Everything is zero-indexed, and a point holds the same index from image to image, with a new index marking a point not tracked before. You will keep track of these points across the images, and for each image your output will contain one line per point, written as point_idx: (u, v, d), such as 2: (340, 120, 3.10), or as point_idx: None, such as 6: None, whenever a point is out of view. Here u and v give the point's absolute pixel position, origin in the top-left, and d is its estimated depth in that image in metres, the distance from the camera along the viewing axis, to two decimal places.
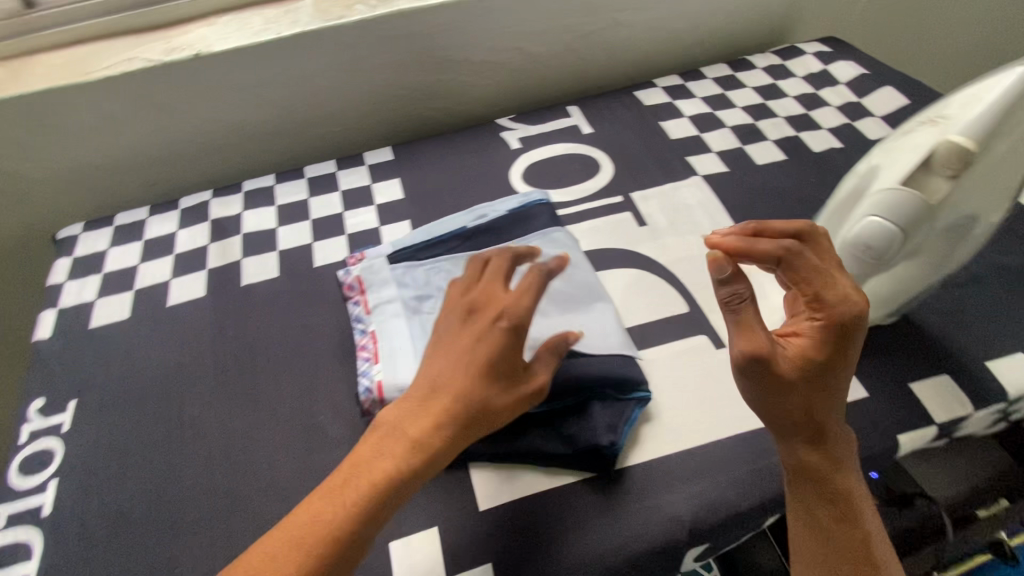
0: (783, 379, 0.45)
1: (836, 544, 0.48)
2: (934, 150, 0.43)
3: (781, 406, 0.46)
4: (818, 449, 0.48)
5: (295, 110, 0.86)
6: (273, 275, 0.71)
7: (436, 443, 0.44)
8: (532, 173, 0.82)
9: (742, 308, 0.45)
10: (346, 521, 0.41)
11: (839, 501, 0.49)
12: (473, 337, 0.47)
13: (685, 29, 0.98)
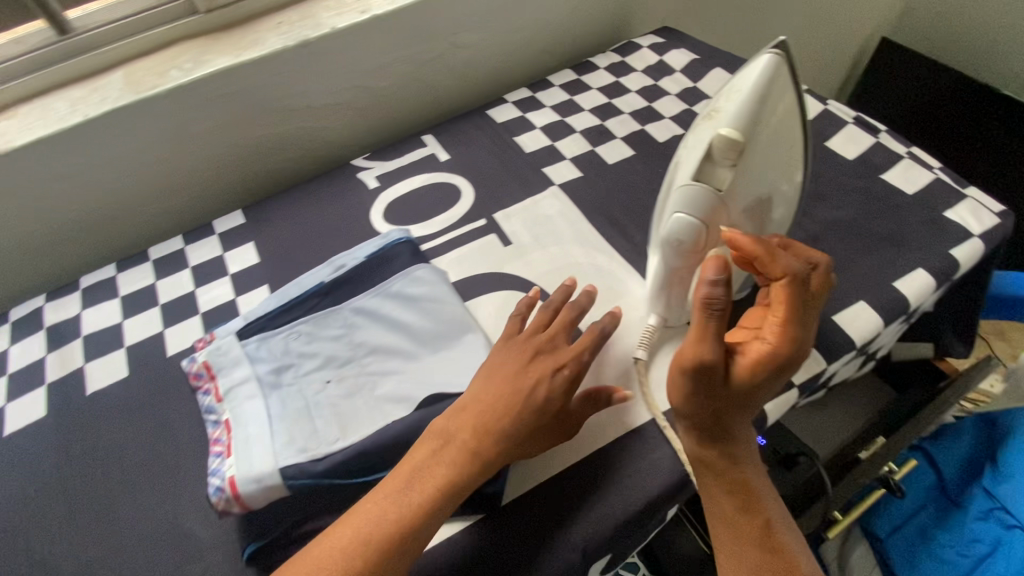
0: (719, 388, 0.45)
1: (744, 539, 0.47)
2: (710, 146, 0.45)
3: (703, 411, 0.46)
4: (724, 448, 0.48)
5: (128, 190, 0.79)
6: (123, 375, 0.66)
7: (469, 478, 0.49)
8: (392, 212, 0.80)
9: (711, 315, 0.45)
10: (388, 535, 0.46)
11: (741, 495, 0.48)
12: (540, 377, 0.53)
13: (525, 41, 0.99)
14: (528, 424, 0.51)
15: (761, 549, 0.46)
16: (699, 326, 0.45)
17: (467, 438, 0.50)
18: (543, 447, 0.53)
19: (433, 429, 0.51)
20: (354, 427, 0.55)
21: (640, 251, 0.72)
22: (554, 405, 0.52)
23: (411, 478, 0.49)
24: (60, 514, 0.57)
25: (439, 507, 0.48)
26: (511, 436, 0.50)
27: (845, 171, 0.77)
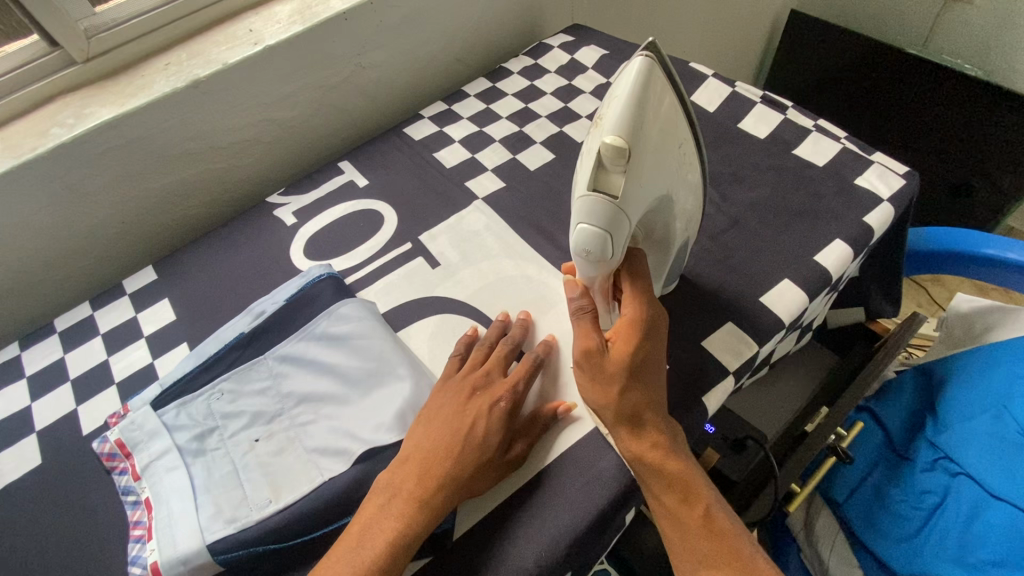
0: (613, 373, 0.49)
1: (687, 531, 0.47)
2: (600, 154, 0.45)
3: (609, 400, 0.49)
4: (648, 440, 0.49)
5: (22, 261, 0.74)
6: (35, 462, 0.61)
7: (419, 526, 0.48)
8: (313, 247, 0.77)
9: (580, 315, 0.53)
10: None
11: (679, 488, 0.48)
12: (478, 413, 0.53)
13: (434, 54, 0.97)
14: (468, 461, 0.50)
15: (705, 538, 0.47)
16: (576, 327, 0.53)
17: (412, 488, 0.49)
18: (490, 485, 0.52)
19: (377, 483, 0.51)
20: (287, 485, 0.52)
21: (569, 256, 0.72)
22: (495, 440, 0.52)
23: (361, 536, 0.48)
24: None
25: (393, 563, 0.47)
26: (455, 477, 0.50)
27: (759, 151, 0.78)
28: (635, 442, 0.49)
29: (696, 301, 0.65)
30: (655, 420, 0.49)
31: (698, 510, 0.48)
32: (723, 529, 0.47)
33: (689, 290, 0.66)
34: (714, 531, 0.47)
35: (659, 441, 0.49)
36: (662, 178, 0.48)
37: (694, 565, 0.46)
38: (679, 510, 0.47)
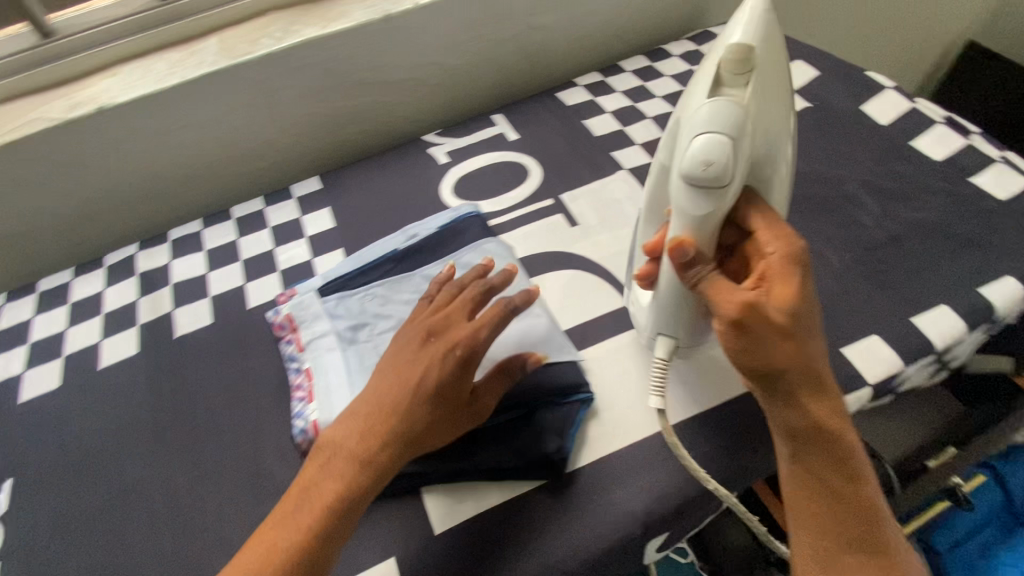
0: (781, 335, 0.44)
1: (840, 509, 0.46)
2: (721, 61, 0.47)
3: (777, 363, 0.44)
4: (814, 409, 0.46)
5: (214, 151, 0.84)
6: (207, 322, 0.70)
7: (364, 484, 0.47)
8: (461, 187, 0.82)
9: (704, 277, 0.46)
10: (292, 547, 0.45)
11: (840, 462, 0.46)
12: (431, 361, 0.50)
13: (599, 25, 0.99)
14: (417, 417, 0.49)
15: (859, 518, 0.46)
16: (711, 286, 0.46)
17: (352, 447, 0.48)
18: (452, 435, 0.50)
19: (320, 441, 0.50)
20: None
21: None
22: (455, 390, 0.50)
23: (305, 489, 0.48)
24: (150, 443, 0.61)
25: (343, 517, 0.47)
26: (397, 437, 0.48)
27: (931, 172, 0.74)
28: (815, 406, 0.46)
29: (841, 307, 0.63)
30: (828, 386, 0.47)
31: (857, 487, 0.46)
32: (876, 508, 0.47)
33: (835, 295, 0.64)
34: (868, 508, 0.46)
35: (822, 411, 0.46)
36: (773, 118, 0.48)
37: (840, 547, 0.46)
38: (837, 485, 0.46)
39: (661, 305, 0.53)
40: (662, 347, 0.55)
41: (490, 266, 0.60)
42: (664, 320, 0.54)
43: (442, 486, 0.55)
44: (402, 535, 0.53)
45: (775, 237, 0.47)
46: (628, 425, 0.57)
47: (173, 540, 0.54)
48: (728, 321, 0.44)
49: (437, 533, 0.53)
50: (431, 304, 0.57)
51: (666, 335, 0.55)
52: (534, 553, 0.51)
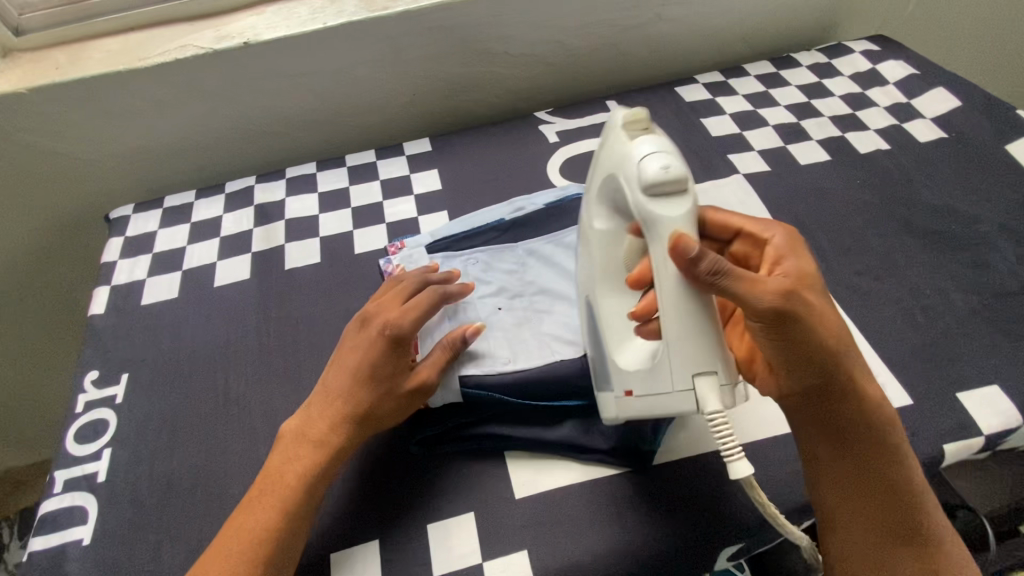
0: (812, 310, 0.45)
1: (878, 499, 0.47)
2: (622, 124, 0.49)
3: (810, 345, 0.46)
4: (848, 386, 0.47)
5: (336, 99, 0.87)
6: (316, 261, 0.74)
7: (326, 465, 0.50)
8: (570, 167, 0.82)
9: (731, 272, 0.43)
10: (269, 521, 0.47)
11: (876, 443, 0.47)
12: (363, 346, 0.54)
13: (728, 25, 0.96)
14: (362, 397, 0.52)
15: (897, 503, 0.47)
16: (743, 283, 0.44)
17: (316, 431, 0.51)
18: (386, 413, 0.53)
19: (281, 432, 0.53)
20: (524, 354, 0.58)
21: (825, 259, 0.69)
22: (385, 369, 0.53)
23: (279, 467, 0.50)
24: (254, 362, 0.65)
25: (305, 495, 0.49)
26: (351, 415, 0.52)
27: None
28: (860, 388, 0.48)
29: (961, 349, 0.60)
30: (863, 367, 0.49)
31: (893, 471, 0.47)
32: (915, 489, 0.47)
33: (955, 336, 0.61)
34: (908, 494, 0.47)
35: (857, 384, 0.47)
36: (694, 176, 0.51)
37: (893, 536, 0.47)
38: (872, 473, 0.47)
39: (678, 347, 0.44)
40: (707, 391, 0.44)
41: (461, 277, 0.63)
42: (691, 358, 0.44)
43: (527, 453, 0.57)
44: (482, 493, 0.54)
45: (768, 226, 0.52)
46: None
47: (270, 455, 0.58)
48: (765, 309, 0.44)
49: (518, 497, 0.54)
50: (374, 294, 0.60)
51: (702, 373, 0.44)
52: (614, 536, 0.51)
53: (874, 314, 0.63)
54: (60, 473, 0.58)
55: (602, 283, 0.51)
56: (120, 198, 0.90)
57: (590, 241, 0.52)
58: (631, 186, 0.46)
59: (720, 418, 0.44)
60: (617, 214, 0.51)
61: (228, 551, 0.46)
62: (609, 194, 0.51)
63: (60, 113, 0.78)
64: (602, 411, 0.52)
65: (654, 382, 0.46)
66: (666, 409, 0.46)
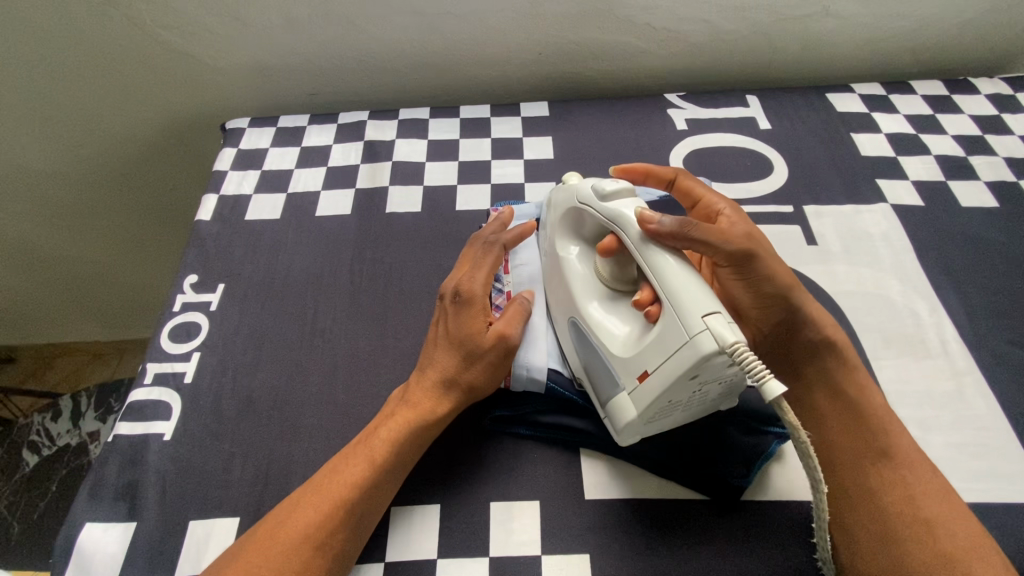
0: (767, 250, 0.51)
1: (845, 425, 0.50)
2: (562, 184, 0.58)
3: (770, 285, 0.51)
4: (807, 325, 0.52)
5: (462, 45, 0.82)
6: (417, 209, 0.72)
7: (421, 430, 0.50)
8: (696, 160, 0.76)
9: (690, 226, 0.47)
10: (362, 472, 0.47)
11: (836, 378, 0.52)
12: (442, 319, 0.54)
13: (903, 33, 0.85)
14: (446, 363, 0.51)
15: (865, 435, 0.49)
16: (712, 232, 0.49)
17: (415, 397, 0.51)
18: (474, 376, 0.51)
19: (390, 397, 0.53)
20: None
21: (974, 317, 0.61)
22: (462, 331, 0.51)
23: (378, 426, 0.50)
24: (344, 299, 0.65)
25: (398, 457, 0.48)
26: (441, 380, 0.51)
27: None
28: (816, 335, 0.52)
29: None
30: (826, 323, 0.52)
31: (855, 400, 0.50)
32: (885, 423, 0.49)
33: None
34: (872, 423, 0.49)
35: (820, 319, 0.52)
36: None
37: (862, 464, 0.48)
38: (835, 410, 0.51)
39: (678, 299, 0.43)
40: (721, 327, 0.40)
41: (512, 214, 0.62)
42: (689, 303, 0.42)
43: (603, 455, 0.54)
44: (551, 483, 0.52)
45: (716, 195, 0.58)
46: None
47: (346, 396, 0.57)
48: (731, 251, 0.49)
49: (587, 497, 0.51)
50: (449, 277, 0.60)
51: (711, 313, 0.41)
52: (680, 560, 0.48)
53: (1020, 392, 0.56)
54: (151, 366, 0.60)
55: (582, 298, 0.52)
56: (237, 110, 0.91)
57: (563, 265, 0.55)
58: (591, 204, 0.52)
59: (742, 347, 0.39)
60: (583, 240, 0.56)
61: (321, 493, 0.46)
62: (571, 224, 0.57)
63: (194, 15, 0.78)
64: (619, 421, 0.46)
65: (667, 342, 0.43)
66: (688, 362, 0.41)
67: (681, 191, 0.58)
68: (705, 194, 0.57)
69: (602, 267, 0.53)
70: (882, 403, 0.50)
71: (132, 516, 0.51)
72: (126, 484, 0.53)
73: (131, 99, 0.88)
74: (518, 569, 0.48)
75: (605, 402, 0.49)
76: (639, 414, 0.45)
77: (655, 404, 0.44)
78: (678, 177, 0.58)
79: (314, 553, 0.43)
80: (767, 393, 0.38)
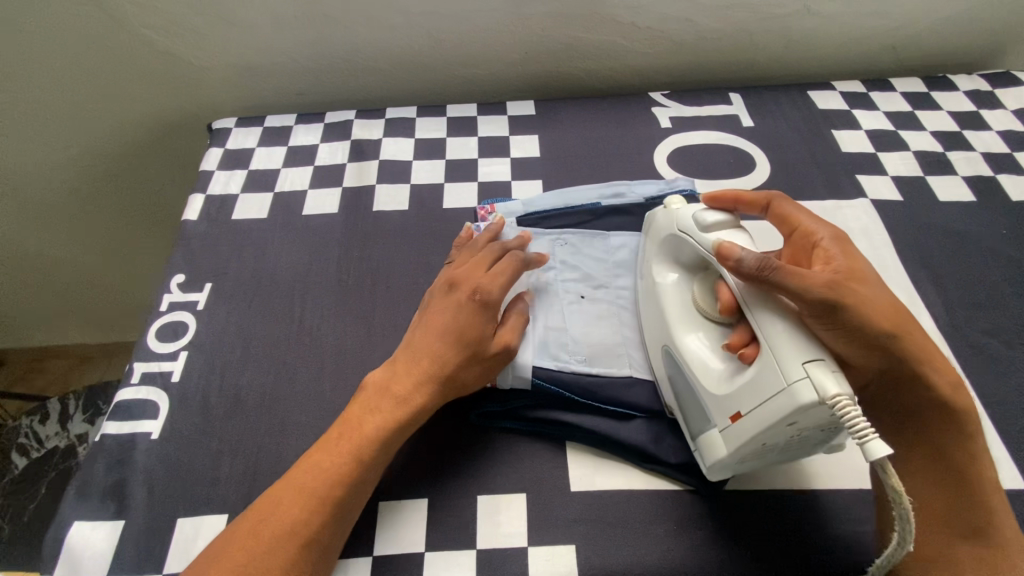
0: (864, 297, 0.44)
1: (940, 488, 0.45)
2: (660, 210, 0.57)
3: (865, 337, 0.44)
4: (914, 378, 0.46)
5: (448, 44, 0.83)
6: (404, 208, 0.73)
7: (405, 421, 0.50)
8: (679, 157, 0.77)
9: (772, 265, 0.44)
10: (345, 466, 0.47)
11: (938, 438, 0.46)
12: (453, 309, 0.53)
13: (882, 31, 0.86)
14: (447, 358, 0.51)
15: (957, 499, 0.45)
16: (794, 277, 0.43)
17: (405, 389, 0.51)
18: (473, 379, 0.52)
19: (364, 383, 0.53)
20: (602, 355, 0.57)
21: (951, 309, 0.62)
22: (473, 331, 0.52)
23: (358, 418, 0.50)
24: (332, 297, 0.65)
25: (380, 451, 0.49)
26: (437, 374, 0.51)
27: None
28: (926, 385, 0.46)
29: None
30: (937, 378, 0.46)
31: (960, 467, 0.45)
32: (990, 499, 0.44)
33: None
34: (980, 498, 0.44)
35: (932, 374, 0.46)
36: None
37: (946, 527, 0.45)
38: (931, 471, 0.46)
39: (777, 344, 0.42)
40: (822, 376, 0.39)
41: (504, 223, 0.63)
42: (788, 350, 0.41)
43: (589, 448, 0.54)
44: (537, 477, 0.53)
45: (821, 224, 0.51)
46: (798, 470, 0.52)
47: (334, 393, 0.58)
48: (817, 299, 0.43)
49: (572, 489, 0.52)
50: (455, 263, 0.59)
51: (810, 360, 0.40)
52: (662, 548, 0.49)
53: (996, 382, 0.57)
54: (138, 365, 0.60)
55: (677, 327, 0.51)
56: (224, 110, 0.91)
57: (659, 292, 0.54)
58: (689, 233, 0.51)
59: (844, 401, 0.38)
60: (681, 266, 0.55)
61: (306, 487, 0.46)
62: (669, 250, 0.55)
63: (180, 15, 0.78)
64: (711, 456, 0.47)
65: (760, 387, 0.42)
66: (784, 411, 0.40)
67: (777, 217, 0.53)
68: (804, 221, 0.51)
69: (702, 300, 0.51)
70: (992, 475, 0.45)
71: (120, 514, 0.51)
72: (113, 483, 0.53)
73: (117, 99, 0.88)
74: (504, 562, 0.48)
75: (696, 434, 0.50)
76: (731, 454, 0.45)
77: (747, 445, 0.44)
78: (772, 203, 0.53)
79: (301, 549, 0.44)
80: (868, 452, 0.38)
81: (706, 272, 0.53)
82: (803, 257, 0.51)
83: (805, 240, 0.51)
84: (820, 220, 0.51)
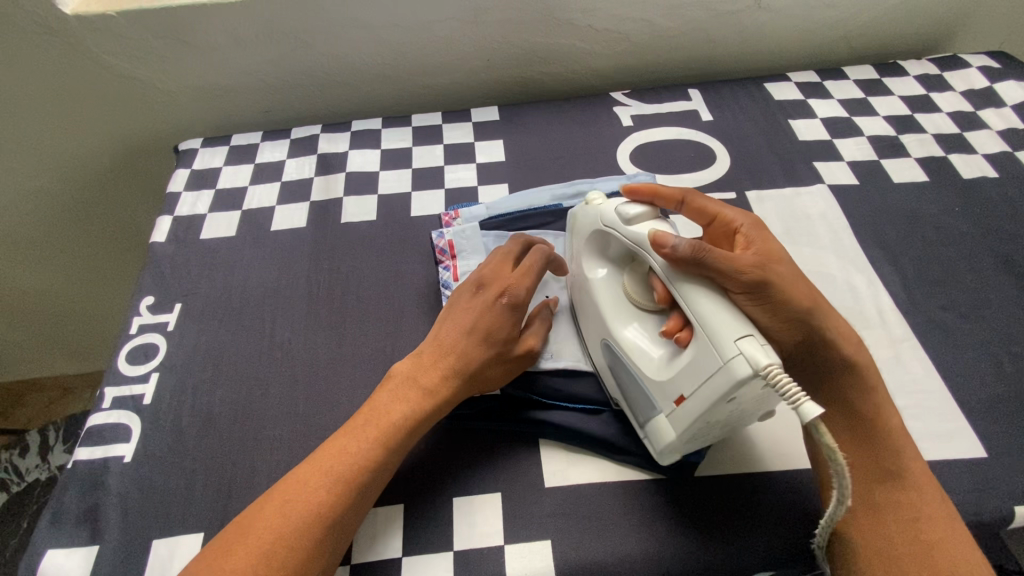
0: (779, 271, 0.47)
1: (862, 449, 0.47)
2: (587, 204, 0.57)
3: (782, 306, 0.46)
4: (824, 346, 0.48)
5: (410, 56, 0.84)
6: (371, 218, 0.73)
7: (430, 413, 0.51)
8: (641, 154, 0.78)
9: (704, 249, 0.45)
10: (368, 454, 0.48)
11: (853, 404, 0.48)
12: (485, 308, 0.54)
13: (833, 22, 0.88)
14: (474, 355, 0.52)
15: (876, 456, 0.47)
16: (717, 261, 0.45)
17: (428, 382, 0.52)
18: (499, 381, 0.54)
19: (390, 373, 0.53)
20: (567, 351, 0.58)
21: (909, 286, 0.64)
22: (502, 333, 0.53)
23: (373, 415, 0.50)
24: (302, 311, 0.65)
25: (399, 442, 0.49)
26: (461, 371, 0.52)
27: None
28: (832, 354, 0.48)
29: None
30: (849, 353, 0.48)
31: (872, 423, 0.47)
32: (897, 447, 0.47)
33: None
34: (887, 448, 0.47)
35: (836, 341, 0.48)
36: None
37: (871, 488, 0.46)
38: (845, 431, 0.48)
39: (710, 323, 0.43)
40: (754, 350, 0.40)
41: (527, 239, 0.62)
42: (720, 328, 0.42)
43: (561, 445, 0.55)
44: (511, 476, 0.53)
45: (738, 212, 0.52)
46: (766, 454, 0.53)
47: (306, 405, 0.58)
48: (741, 277, 0.45)
49: (547, 485, 0.52)
50: (480, 263, 0.60)
51: (742, 336, 0.41)
52: (640, 539, 0.49)
53: (954, 355, 0.58)
54: (109, 389, 0.60)
55: (614, 320, 0.52)
56: (190, 131, 0.91)
57: (592, 287, 0.55)
58: (614, 228, 0.52)
59: (775, 369, 0.39)
60: (611, 260, 0.56)
61: (319, 480, 0.46)
62: (597, 246, 0.56)
63: (142, 40, 0.79)
64: (661, 441, 0.47)
65: (700, 366, 0.43)
66: (724, 388, 0.41)
67: (694, 210, 0.53)
68: (721, 210, 0.52)
69: (636, 293, 0.52)
70: (897, 423, 0.48)
71: (95, 540, 0.51)
72: (86, 509, 0.52)
73: (81, 125, 0.88)
74: (481, 560, 0.49)
75: (643, 422, 0.50)
76: (679, 436, 0.46)
77: (693, 426, 0.45)
78: (687, 198, 0.53)
79: (314, 546, 0.44)
80: (803, 415, 0.38)
81: (634, 265, 0.54)
82: (725, 242, 0.52)
83: (727, 229, 0.52)
84: (731, 209, 0.52)
